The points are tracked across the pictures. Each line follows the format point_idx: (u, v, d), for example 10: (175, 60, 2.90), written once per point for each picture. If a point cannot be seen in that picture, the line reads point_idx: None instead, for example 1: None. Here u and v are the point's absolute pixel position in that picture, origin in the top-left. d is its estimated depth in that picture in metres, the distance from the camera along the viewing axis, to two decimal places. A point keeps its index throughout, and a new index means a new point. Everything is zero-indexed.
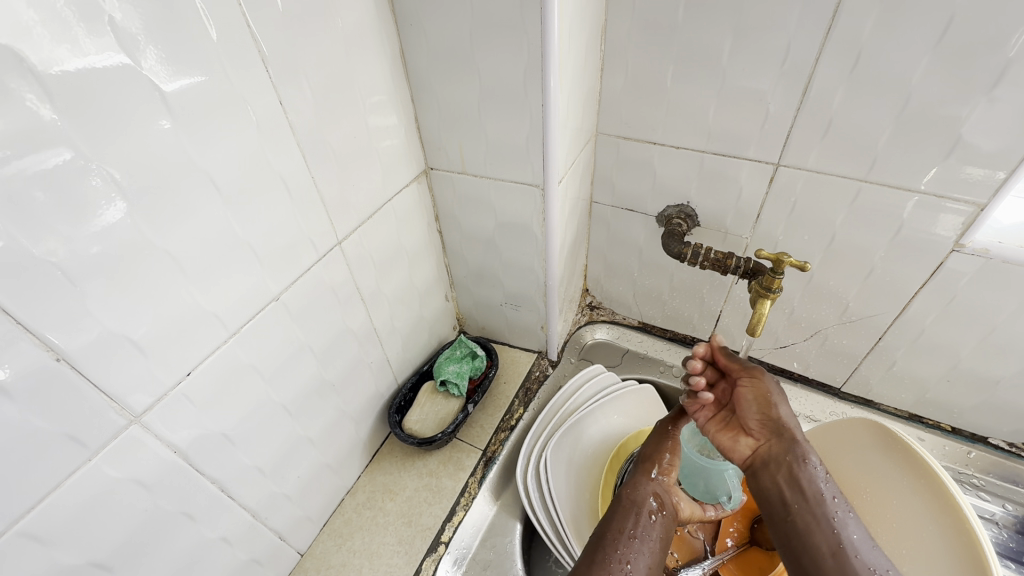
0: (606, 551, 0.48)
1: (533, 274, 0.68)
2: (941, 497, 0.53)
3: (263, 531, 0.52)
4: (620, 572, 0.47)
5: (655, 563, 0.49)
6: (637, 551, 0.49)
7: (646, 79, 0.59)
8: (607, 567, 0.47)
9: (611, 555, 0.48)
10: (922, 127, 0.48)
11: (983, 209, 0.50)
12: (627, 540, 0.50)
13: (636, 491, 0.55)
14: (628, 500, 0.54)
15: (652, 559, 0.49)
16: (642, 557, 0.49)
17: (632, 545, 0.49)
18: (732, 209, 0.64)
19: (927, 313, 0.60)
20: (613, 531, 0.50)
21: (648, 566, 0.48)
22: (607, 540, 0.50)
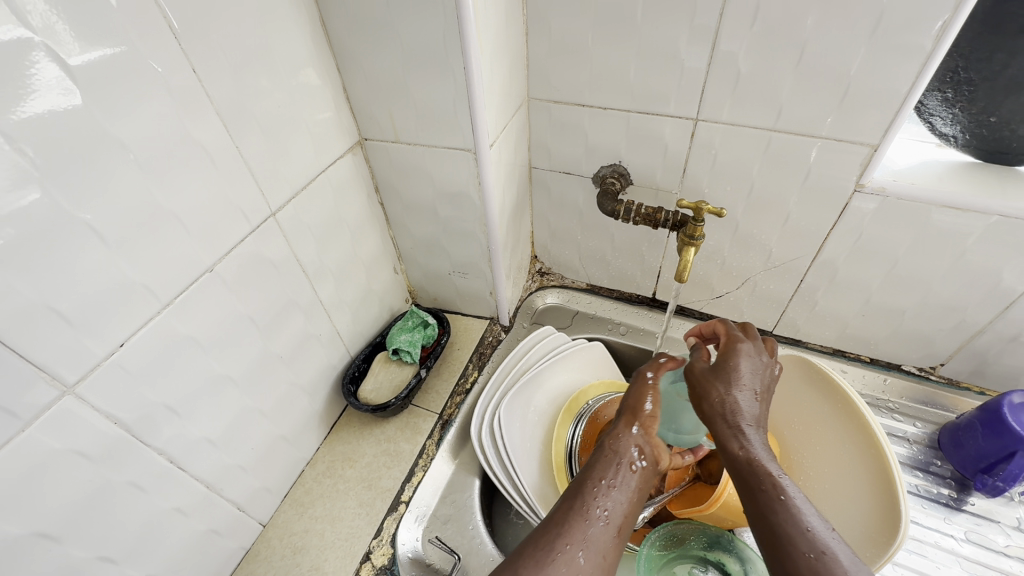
0: (583, 498, 0.43)
1: (476, 239, 0.70)
2: (882, 476, 0.54)
3: (220, 502, 0.54)
4: (593, 523, 0.41)
5: (633, 512, 0.43)
6: (615, 501, 0.43)
7: (569, 40, 0.61)
8: (584, 515, 0.41)
9: (589, 503, 0.42)
10: (818, 78, 0.53)
11: (876, 149, 0.55)
12: (604, 490, 0.43)
13: (619, 442, 0.47)
14: (610, 449, 0.47)
15: (632, 508, 0.43)
16: (620, 506, 0.43)
17: (611, 495, 0.43)
18: (660, 165, 0.67)
19: (839, 252, 0.66)
20: (590, 484, 0.44)
21: (625, 515, 0.42)
22: (576, 494, 0.43)
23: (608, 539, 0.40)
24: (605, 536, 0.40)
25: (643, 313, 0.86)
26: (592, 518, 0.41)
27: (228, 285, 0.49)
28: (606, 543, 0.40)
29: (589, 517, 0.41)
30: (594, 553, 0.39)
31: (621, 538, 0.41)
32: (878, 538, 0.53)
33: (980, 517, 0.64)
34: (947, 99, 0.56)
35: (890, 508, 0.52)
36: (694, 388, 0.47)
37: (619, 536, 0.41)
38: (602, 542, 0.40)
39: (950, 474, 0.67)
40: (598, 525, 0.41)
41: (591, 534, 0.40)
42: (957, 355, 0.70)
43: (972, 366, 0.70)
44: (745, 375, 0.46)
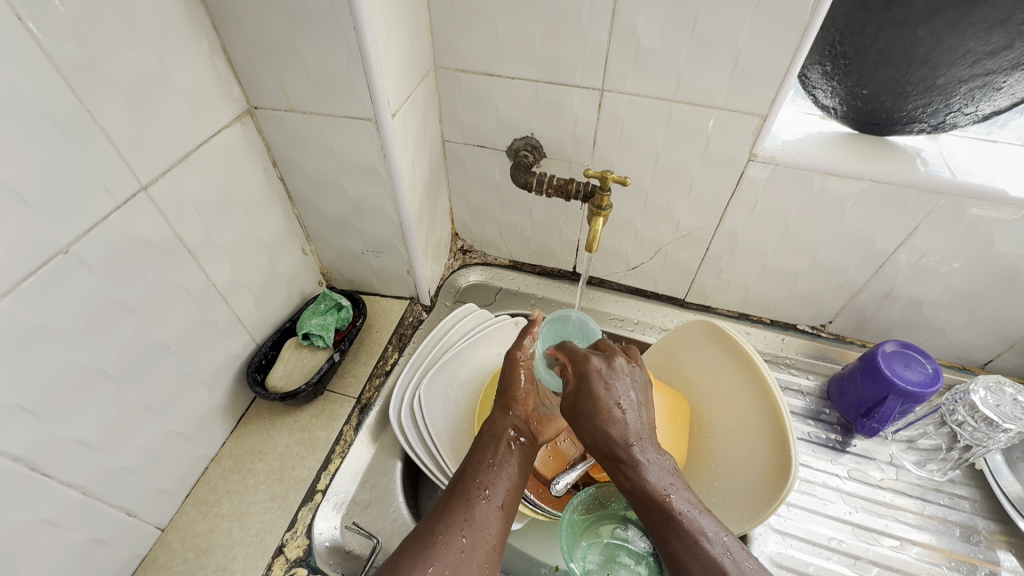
0: (466, 483, 0.49)
1: (387, 215, 0.67)
2: (780, 444, 0.57)
3: (102, 509, 0.49)
4: (479, 498, 0.48)
5: (514, 485, 0.50)
6: (497, 478, 0.50)
7: (471, 6, 0.59)
8: (465, 496, 0.48)
9: (471, 484, 0.49)
10: (712, 50, 0.54)
11: (765, 119, 0.58)
12: (486, 469, 0.51)
13: (496, 425, 0.55)
14: (488, 434, 0.55)
15: (514, 484, 0.51)
16: (502, 484, 0.50)
17: (494, 478, 0.50)
18: (571, 136, 0.67)
19: (738, 221, 0.69)
20: (480, 467, 0.51)
21: (507, 491, 0.50)
22: (467, 480, 0.49)
23: (490, 514, 0.47)
24: (487, 512, 0.47)
25: (565, 287, 0.87)
26: (474, 497, 0.48)
27: (91, 268, 0.43)
28: (489, 517, 0.47)
29: (467, 498, 0.48)
30: (477, 530, 0.45)
31: (505, 515, 0.48)
32: (766, 496, 0.58)
33: (861, 456, 0.71)
34: (826, 72, 0.60)
35: (780, 474, 0.56)
36: (573, 417, 0.51)
37: (507, 512, 0.48)
38: (485, 520, 0.46)
39: (837, 420, 0.74)
40: (481, 502, 0.48)
41: (472, 510, 0.47)
42: (842, 312, 0.76)
43: (855, 321, 0.77)
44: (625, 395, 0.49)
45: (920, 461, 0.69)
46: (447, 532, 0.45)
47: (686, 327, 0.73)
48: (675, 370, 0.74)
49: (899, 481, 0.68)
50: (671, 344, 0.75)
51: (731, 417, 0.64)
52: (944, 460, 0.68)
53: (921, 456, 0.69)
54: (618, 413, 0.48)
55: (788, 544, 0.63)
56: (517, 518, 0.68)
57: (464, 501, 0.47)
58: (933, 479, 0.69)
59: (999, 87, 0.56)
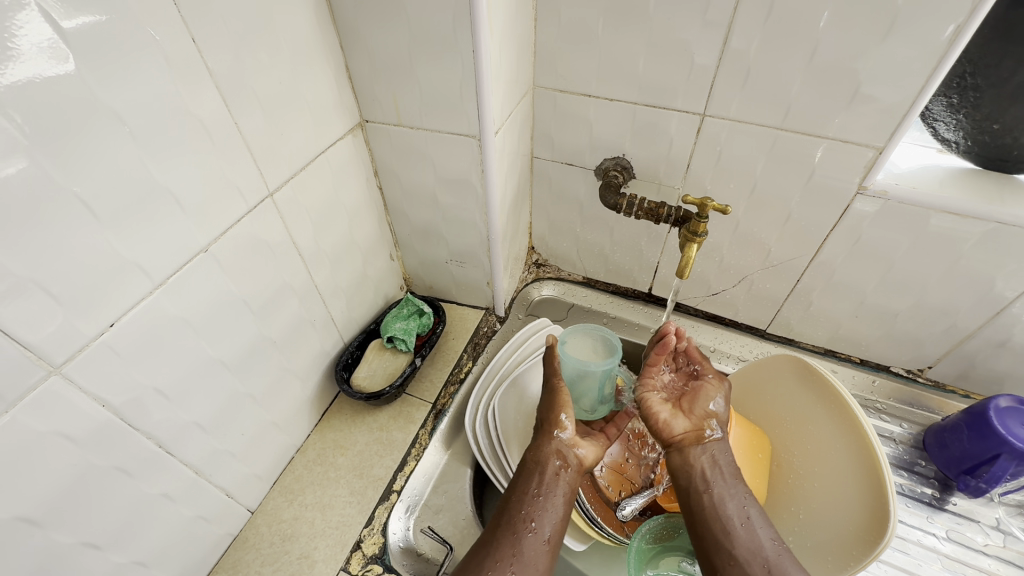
0: (512, 514, 0.50)
1: (475, 227, 0.69)
2: (876, 501, 0.53)
3: (208, 488, 0.52)
4: (526, 532, 0.48)
5: (562, 518, 0.50)
6: (542, 509, 0.50)
7: (577, 29, 0.60)
8: (512, 529, 0.48)
9: (515, 516, 0.49)
10: (829, 78, 0.52)
11: (881, 152, 0.55)
12: (531, 499, 0.50)
13: (540, 451, 0.54)
14: (531, 461, 0.54)
15: (562, 517, 0.50)
16: (551, 516, 0.50)
17: (542, 505, 0.50)
18: (664, 159, 0.67)
19: (836, 254, 0.66)
20: (518, 500, 0.50)
21: (555, 525, 0.49)
22: (512, 511, 0.50)
23: (540, 548, 0.47)
24: (536, 546, 0.47)
25: (639, 308, 0.86)
26: (523, 530, 0.48)
27: (223, 266, 0.47)
28: (537, 551, 0.47)
29: (507, 536, 0.48)
30: (524, 565, 0.46)
31: (552, 549, 0.48)
32: (854, 551, 0.55)
33: (961, 516, 0.65)
34: (952, 104, 0.57)
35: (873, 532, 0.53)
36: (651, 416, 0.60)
37: (553, 546, 0.48)
38: (534, 555, 0.47)
39: (933, 474, 0.68)
40: (528, 535, 0.48)
41: (522, 543, 0.47)
42: (944, 358, 0.71)
43: (959, 369, 0.71)
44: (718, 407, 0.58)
45: None
46: (497, 565, 0.46)
47: (770, 361, 0.70)
48: (756, 403, 0.71)
49: (1006, 550, 0.62)
50: (754, 376, 0.72)
51: (819, 463, 0.60)
52: None
53: None
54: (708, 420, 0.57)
55: None
56: (582, 539, 0.68)
57: (507, 540, 0.47)
58: None
59: None
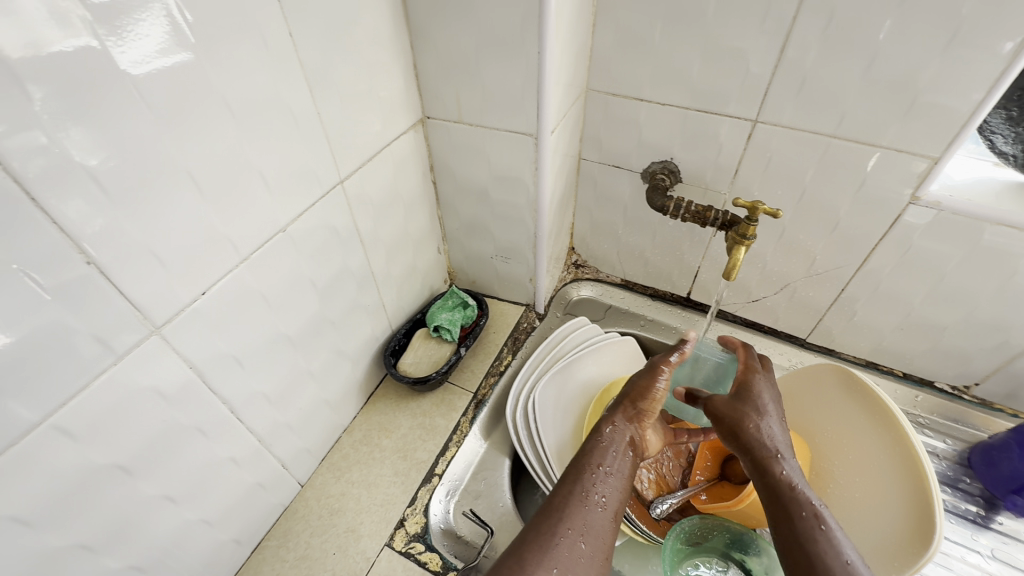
0: (583, 485, 0.49)
1: (523, 224, 0.72)
2: (921, 509, 0.53)
3: (267, 457, 0.55)
4: (595, 507, 0.47)
5: (626, 495, 0.50)
6: (611, 486, 0.50)
7: (634, 34, 0.62)
8: (583, 500, 0.48)
9: (587, 489, 0.49)
10: (887, 87, 0.53)
11: (936, 162, 0.55)
12: (598, 473, 0.50)
13: (614, 433, 0.54)
14: (603, 437, 0.54)
15: (623, 493, 0.50)
16: (615, 490, 0.50)
17: (605, 479, 0.50)
18: (712, 164, 0.68)
19: (884, 264, 0.66)
20: (590, 467, 0.50)
21: (620, 499, 0.49)
22: (588, 479, 0.49)
23: (607, 522, 0.47)
24: (603, 520, 0.47)
25: (677, 312, 0.87)
26: (591, 503, 0.48)
27: (296, 246, 0.50)
28: (603, 525, 0.47)
29: (593, 505, 0.47)
30: (594, 538, 0.45)
31: (615, 520, 0.48)
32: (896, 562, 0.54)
33: (1007, 536, 0.64)
34: (1011, 117, 0.57)
35: (917, 541, 0.53)
36: (727, 418, 0.51)
37: (614, 515, 0.48)
38: (602, 527, 0.46)
39: (978, 492, 0.67)
40: (598, 509, 0.47)
41: (592, 516, 0.47)
42: (992, 375, 0.70)
43: (1008, 387, 0.70)
44: (766, 401, 0.52)
45: None
46: (568, 535, 0.44)
47: (809, 372, 0.70)
48: (792, 414, 0.71)
49: None
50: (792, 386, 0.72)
51: (859, 474, 0.61)
52: None
53: None
54: (762, 419, 0.50)
55: None
56: (615, 535, 0.69)
57: (580, 506, 0.47)
58: None
59: None
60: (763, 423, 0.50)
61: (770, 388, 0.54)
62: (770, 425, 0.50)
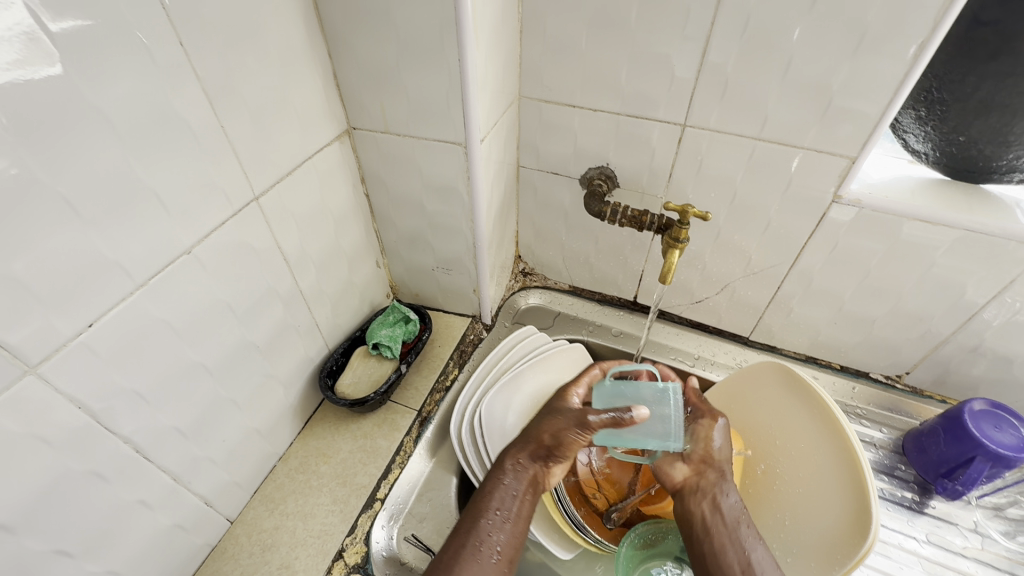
0: (476, 533, 0.52)
1: (462, 234, 0.70)
2: (858, 492, 0.55)
3: (186, 496, 0.51)
4: (487, 554, 0.50)
5: (519, 538, 0.53)
6: (505, 531, 0.53)
7: (562, 41, 0.61)
8: (474, 550, 0.50)
9: (478, 537, 0.51)
10: (803, 90, 0.54)
11: (853, 162, 0.57)
12: (496, 520, 0.53)
13: (505, 474, 0.57)
14: (498, 479, 0.57)
15: (518, 535, 0.53)
16: (510, 535, 0.53)
17: (499, 524, 0.53)
18: (646, 169, 0.68)
19: (815, 262, 0.68)
20: (485, 513, 0.53)
21: (513, 543, 0.52)
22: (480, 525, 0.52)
23: (496, 571, 0.50)
24: (494, 568, 0.50)
25: (624, 316, 0.87)
26: (483, 553, 0.50)
27: (206, 269, 0.47)
28: (493, 571, 0.50)
29: (480, 553, 0.50)
30: None
31: (508, 565, 0.51)
32: (838, 554, 0.54)
33: (940, 519, 0.66)
34: (920, 117, 0.60)
35: (851, 545, 0.53)
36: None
37: (507, 564, 0.51)
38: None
39: (913, 479, 0.69)
40: (488, 557, 0.50)
41: (482, 564, 0.50)
42: (920, 364, 0.73)
43: (935, 375, 0.73)
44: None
45: (1009, 532, 0.64)
46: None
47: (749, 368, 0.72)
48: (737, 414, 0.72)
49: (984, 552, 0.63)
50: (735, 384, 0.74)
51: (801, 465, 0.62)
52: None
53: (1009, 526, 0.64)
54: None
55: None
56: (567, 548, 0.67)
57: (470, 554, 0.50)
58: None
59: None
60: None
61: None
62: None
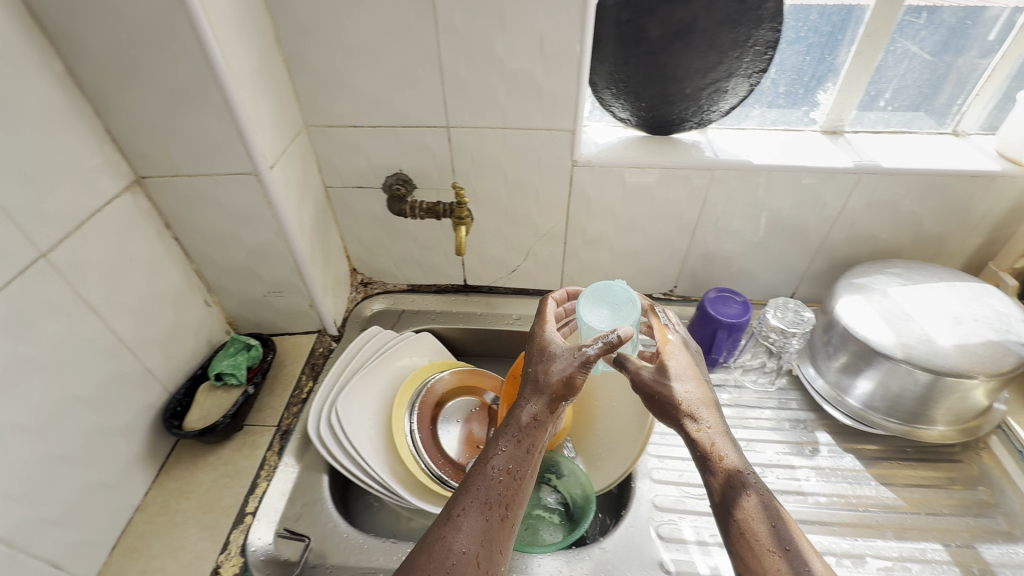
0: (486, 493, 0.51)
1: (281, 255, 0.76)
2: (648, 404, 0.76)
3: (27, 560, 0.51)
4: (498, 519, 0.50)
5: (527, 491, 0.53)
6: (510, 487, 0.52)
7: (328, 73, 0.71)
8: (484, 512, 0.50)
9: (489, 500, 0.51)
10: (520, 84, 0.70)
11: (574, 132, 0.75)
12: (504, 480, 0.52)
13: (524, 416, 0.56)
14: (525, 424, 0.55)
15: (524, 491, 0.53)
16: (518, 491, 0.52)
17: (508, 482, 0.52)
18: (432, 167, 0.81)
19: (580, 216, 0.86)
20: (490, 472, 0.52)
21: (518, 500, 0.52)
22: (488, 485, 0.51)
23: (503, 531, 0.50)
24: (500, 532, 0.50)
25: (460, 299, 1.00)
26: (490, 515, 0.50)
27: None
28: (501, 531, 0.50)
29: (491, 515, 0.50)
30: (489, 549, 0.48)
31: (515, 525, 0.51)
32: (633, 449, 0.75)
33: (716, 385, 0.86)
34: (614, 93, 0.79)
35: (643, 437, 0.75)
36: (654, 393, 0.60)
37: (517, 524, 0.51)
38: (496, 538, 0.49)
39: None
40: (497, 524, 0.50)
41: (489, 528, 0.49)
42: (680, 277, 0.94)
43: (692, 282, 0.95)
44: (679, 370, 0.61)
45: (756, 378, 0.86)
46: (466, 551, 0.47)
47: None
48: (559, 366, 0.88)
49: (744, 396, 0.84)
50: None
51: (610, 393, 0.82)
52: (769, 372, 0.86)
53: (754, 373, 0.87)
54: (685, 396, 0.59)
55: (666, 463, 0.76)
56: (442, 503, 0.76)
57: (479, 516, 0.49)
58: (768, 390, 0.85)
59: (727, 90, 0.76)
60: (681, 403, 0.58)
61: (679, 358, 0.62)
62: (686, 395, 0.59)
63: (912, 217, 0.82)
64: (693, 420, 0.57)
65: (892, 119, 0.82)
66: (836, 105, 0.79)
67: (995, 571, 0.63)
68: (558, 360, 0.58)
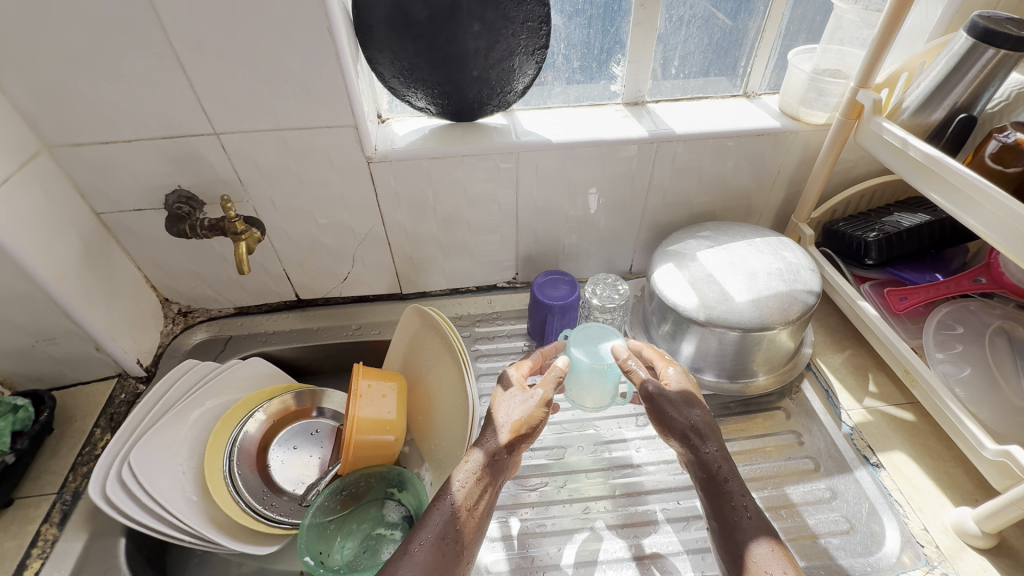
0: (445, 525, 0.54)
1: (36, 297, 0.67)
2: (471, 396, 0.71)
3: None
4: (453, 551, 0.53)
5: (480, 528, 0.57)
6: (470, 523, 0.56)
7: (51, 86, 0.62)
8: (440, 542, 0.53)
9: (446, 533, 0.54)
10: (281, 82, 0.65)
11: (358, 128, 0.70)
12: (463, 512, 0.56)
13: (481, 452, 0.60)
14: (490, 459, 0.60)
15: (478, 528, 0.56)
16: (475, 525, 0.56)
17: (467, 516, 0.56)
18: (216, 180, 0.73)
19: (396, 215, 0.81)
20: (450, 503, 0.56)
21: (475, 534, 0.56)
22: (445, 521, 0.55)
23: (455, 561, 0.53)
24: (451, 563, 0.53)
25: (295, 317, 0.93)
26: (445, 544, 0.53)
27: None
28: (453, 561, 0.53)
29: (447, 550, 0.53)
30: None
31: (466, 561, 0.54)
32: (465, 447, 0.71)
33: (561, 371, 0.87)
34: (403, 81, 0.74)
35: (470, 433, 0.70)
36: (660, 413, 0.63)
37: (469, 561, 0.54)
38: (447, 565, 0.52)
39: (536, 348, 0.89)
40: (452, 554, 0.53)
41: (443, 558, 0.52)
42: (519, 264, 0.93)
43: (531, 268, 0.94)
44: (683, 395, 0.64)
45: None
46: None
47: (405, 325, 0.83)
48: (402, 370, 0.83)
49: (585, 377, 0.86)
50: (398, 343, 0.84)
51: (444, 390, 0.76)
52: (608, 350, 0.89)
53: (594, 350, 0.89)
54: (698, 422, 0.62)
55: None
56: (270, 544, 0.70)
57: (436, 548, 0.53)
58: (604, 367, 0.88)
59: (515, 69, 0.74)
60: (692, 428, 0.62)
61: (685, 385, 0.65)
62: (694, 420, 0.62)
63: (719, 179, 0.84)
64: (704, 445, 0.60)
65: (687, 86, 0.84)
66: (630, 76, 0.80)
67: (799, 512, 0.67)
68: (523, 402, 0.64)
